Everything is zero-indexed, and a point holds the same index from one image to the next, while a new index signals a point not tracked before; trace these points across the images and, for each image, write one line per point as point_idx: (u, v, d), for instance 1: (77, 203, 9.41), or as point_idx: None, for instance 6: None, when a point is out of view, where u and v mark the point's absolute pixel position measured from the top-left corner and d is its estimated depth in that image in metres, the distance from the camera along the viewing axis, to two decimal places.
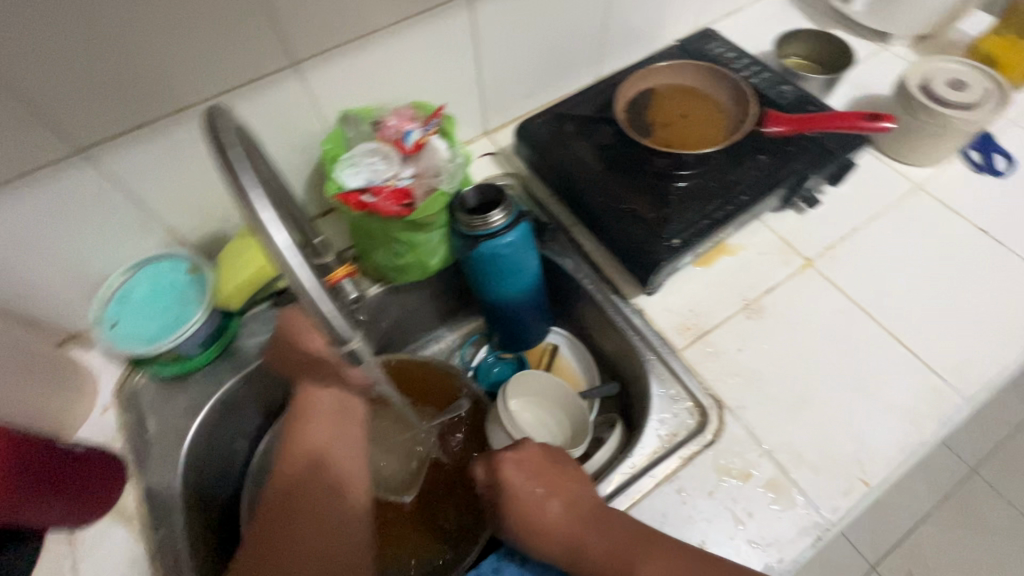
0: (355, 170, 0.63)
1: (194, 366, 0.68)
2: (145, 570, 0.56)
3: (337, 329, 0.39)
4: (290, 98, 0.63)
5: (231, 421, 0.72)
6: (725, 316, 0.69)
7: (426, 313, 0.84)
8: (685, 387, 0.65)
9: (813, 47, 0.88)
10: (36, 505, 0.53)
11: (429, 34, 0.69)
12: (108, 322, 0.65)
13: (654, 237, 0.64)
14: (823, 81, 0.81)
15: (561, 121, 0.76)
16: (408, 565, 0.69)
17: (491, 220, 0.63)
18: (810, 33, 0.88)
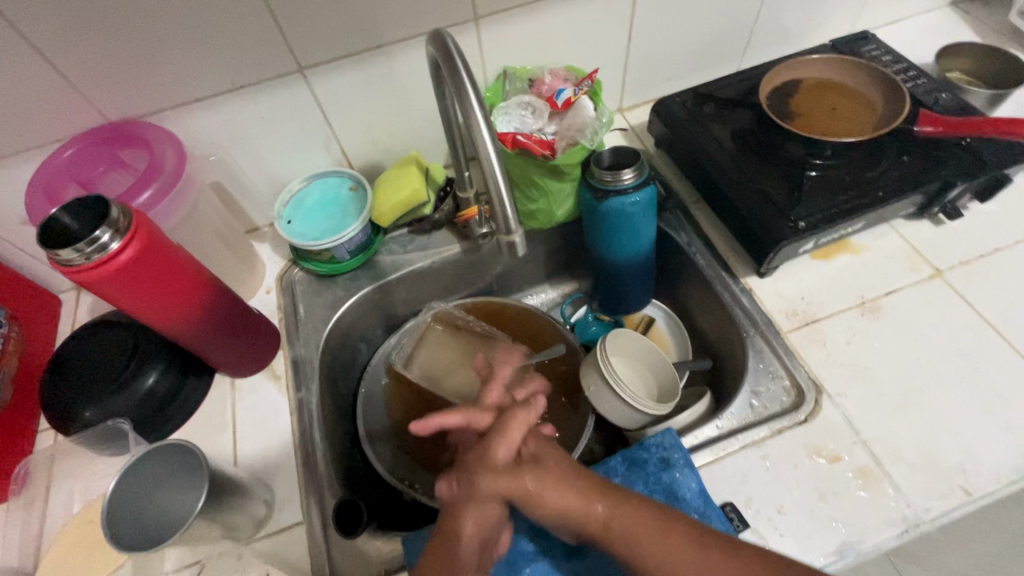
0: (507, 118, 0.71)
1: (344, 269, 0.79)
2: (286, 420, 0.68)
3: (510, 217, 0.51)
4: (464, 49, 0.72)
5: (361, 323, 0.83)
6: (838, 309, 0.69)
7: (537, 266, 0.91)
8: (786, 367, 0.66)
9: (985, 61, 0.84)
10: (220, 343, 0.66)
11: (592, 7, 0.75)
12: (285, 219, 0.77)
13: (779, 217, 0.66)
14: (986, 94, 0.78)
15: (699, 101, 0.79)
16: None
17: (622, 178, 0.68)
18: (977, 49, 0.84)
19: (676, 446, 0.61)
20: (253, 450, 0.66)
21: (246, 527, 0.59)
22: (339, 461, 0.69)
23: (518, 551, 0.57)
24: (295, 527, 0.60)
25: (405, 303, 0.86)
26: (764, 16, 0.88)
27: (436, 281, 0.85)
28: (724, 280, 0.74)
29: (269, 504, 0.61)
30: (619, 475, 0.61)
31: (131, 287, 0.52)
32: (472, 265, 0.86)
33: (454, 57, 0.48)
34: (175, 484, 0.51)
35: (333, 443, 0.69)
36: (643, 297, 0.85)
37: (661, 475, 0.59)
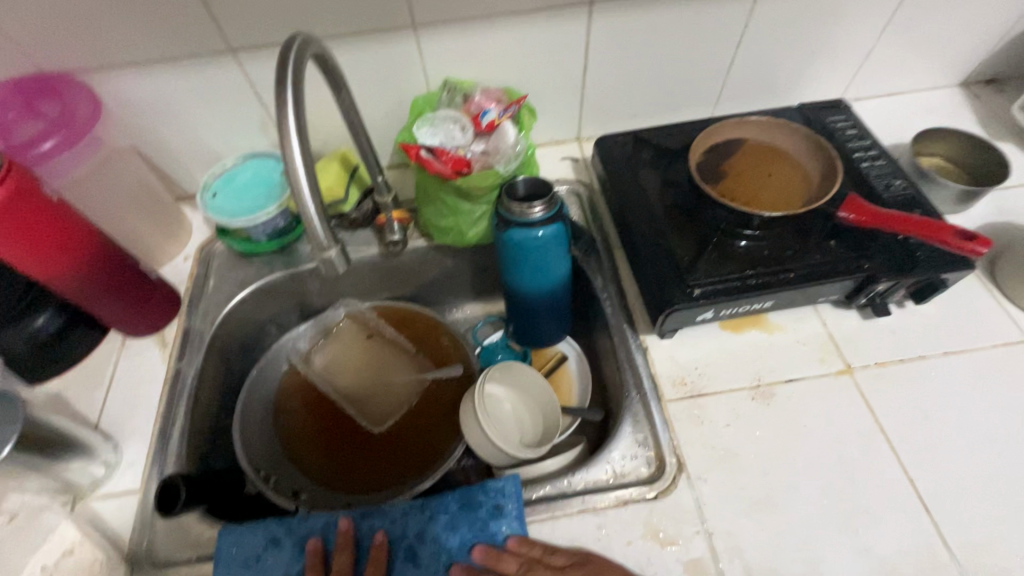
0: (432, 131, 0.70)
1: (257, 250, 0.80)
2: (158, 388, 0.69)
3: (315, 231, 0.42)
4: (403, 54, 0.72)
5: (271, 306, 0.83)
6: (729, 387, 0.65)
7: (462, 282, 0.89)
8: (654, 437, 0.62)
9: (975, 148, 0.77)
10: (105, 302, 0.67)
11: (543, 32, 0.73)
12: (210, 192, 0.78)
13: (679, 281, 0.63)
14: (951, 190, 0.72)
15: (640, 145, 0.76)
16: (352, 488, 0.73)
17: (531, 211, 0.65)
18: (959, 136, 0.77)
19: (515, 496, 0.57)
20: (119, 411, 0.67)
21: (81, 484, 0.60)
22: (202, 438, 0.69)
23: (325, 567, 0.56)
24: (129, 494, 0.61)
25: (321, 294, 0.86)
26: (737, 67, 0.84)
27: (353, 279, 0.85)
28: (623, 334, 0.70)
29: (112, 467, 0.62)
30: (448, 513, 0.58)
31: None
32: (391, 270, 0.85)
33: (287, 66, 0.43)
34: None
35: (199, 420, 0.70)
36: (556, 334, 0.82)
37: (489, 523, 0.57)
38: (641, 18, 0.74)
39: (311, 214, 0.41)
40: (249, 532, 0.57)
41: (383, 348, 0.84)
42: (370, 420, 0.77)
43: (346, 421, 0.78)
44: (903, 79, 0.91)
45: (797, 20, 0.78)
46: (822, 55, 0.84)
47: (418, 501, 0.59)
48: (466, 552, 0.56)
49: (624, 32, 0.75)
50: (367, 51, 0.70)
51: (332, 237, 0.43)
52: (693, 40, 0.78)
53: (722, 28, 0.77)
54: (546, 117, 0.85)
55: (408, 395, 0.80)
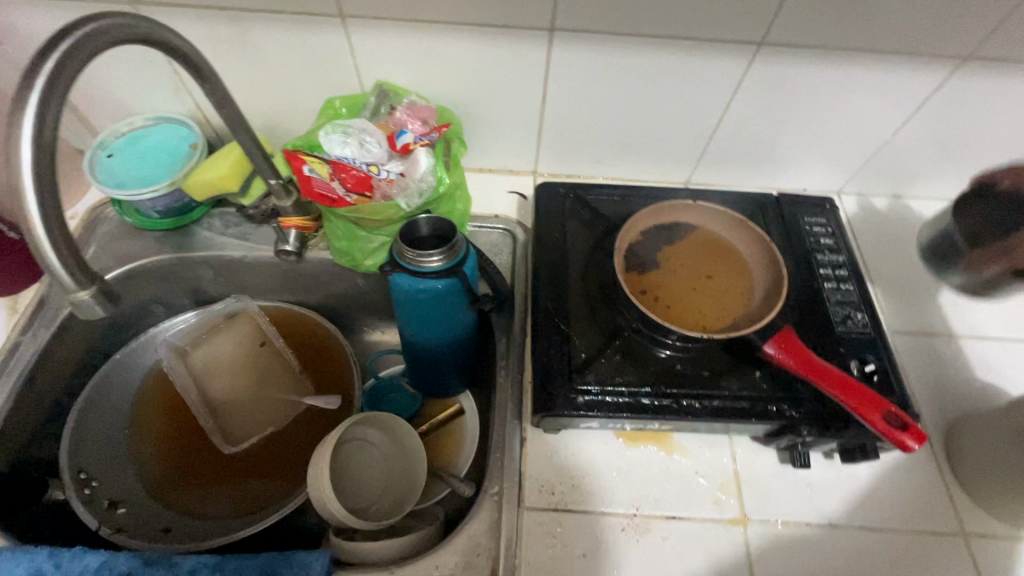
0: (342, 139, 0.59)
1: (148, 225, 0.72)
2: None
3: (47, 261, 0.33)
4: (330, 46, 0.62)
5: (156, 287, 0.75)
6: (599, 509, 0.56)
7: (373, 303, 0.81)
8: (497, 549, 0.54)
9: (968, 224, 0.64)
10: None
11: (495, 52, 0.62)
12: (106, 150, 0.71)
13: (566, 380, 0.53)
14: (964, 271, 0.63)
15: (582, 202, 0.66)
16: (183, 509, 0.66)
17: (423, 259, 0.56)
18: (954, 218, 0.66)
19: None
20: None
21: None
22: (26, 424, 0.63)
23: None
24: None
25: (217, 285, 0.79)
26: (724, 133, 0.73)
27: (253, 276, 0.77)
28: (505, 416, 0.62)
29: None
30: None
31: None
32: (294, 275, 0.77)
33: (47, 60, 0.33)
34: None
35: (28, 404, 0.63)
36: (453, 386, 0.74)
37: None
38: (611, 57, 0.63)
39: (38, 239, 0.32)
40: (10, 564, 0.51)
41: (271, 361, 0.76)
42: (226, 437, 0.71)
43: (202, 432, 0.71)
44: (917, 183, 0.78)
45: (798, 94, 0.66)
46: (825, 137, 0.72)
47: (213, 562, 0.52)
48: None
49: (592, 68, 0.64)
50: (287, 34, 0.61)
51: (70, 275, 0.34)
52: (673, 93, 0.67)
53: (709, 87, 0.66)
54: (496, 142, 0.75)
55: (279, 418, 0.73)
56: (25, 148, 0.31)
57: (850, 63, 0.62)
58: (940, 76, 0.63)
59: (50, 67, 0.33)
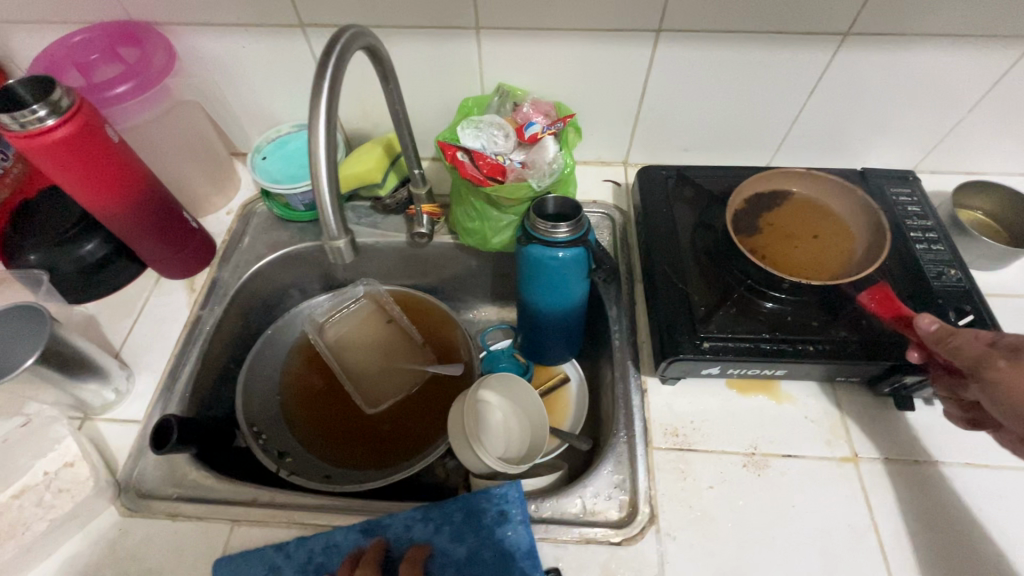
0: (476, 133, 0.69)
1: (294, 217, 0.83)
2: (179, 330, 0.74)
3: (325, 215, 0.43)
4: (462, 54, 0.72)
5: (297, 273, 0.86)
6: (721, 449, 0.63)
7: (482, 284, 0.90)
8: (633, 481, 0.61)
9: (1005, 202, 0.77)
10: (147, 248, 0.73)
11: (604, 54, 0.72)
12: (262, 154, 0.82)
13: (690, 330, 0.61)
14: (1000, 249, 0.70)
15: (682, 182, 0.74)
16: (334, 460, 0.75)
17: (555, 231, 0.65)
18: (993, 193, 0.77)
19: (518, 501, 0.58)
20: (141, 345, 0.72)
21: (93, 405, 0.65)
22: (207, 384, 0.73)
23: (289, 538, 0.58)
24: (130, 424, 0.66)
25: (345, 271, 0.89)
26: (804, 119, 0.80)
27: (378, 261, 0.88)
28: (625, 370, 0.69)
29: (122, 394, 0.67)
30: (452, 523, 0.58)
31: (62, 163, 0.59)
32: (416, 259, 0.87)
33: (324, 77, 0.42)
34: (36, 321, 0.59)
35: (208, 367, 0.74)
36: (560, 354, 0.82)
37: (494, 529, 0.57)
38: (705, 54, 0.71)
39: (323, 198, 0.42)
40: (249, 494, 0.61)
41: (395, 336, 0.86)
42: (364, 400, 0.79)
43: (343, 397, 0.81)
44: (991, 159, 0.83)
45: (878, 79, 0.73)
46: (901, 118, 0.79)
47: (419, 512, 0.58)
48: (474, 561, 0.56)
49: (686, 65, 0.73)
50: (428, 45, 0.71)
51: (343, 227, 0.44)
52: (759, 84, 0.75)
53: (792, 76, 0.74)
54: (594, 136, 0.84)
55: (408, 385, 0.81)
56: (320, 131, 0.42)
57: (928, 47, 0.69)
58: (1014, 56, 0.69)
59: (328, 69, 0.43)
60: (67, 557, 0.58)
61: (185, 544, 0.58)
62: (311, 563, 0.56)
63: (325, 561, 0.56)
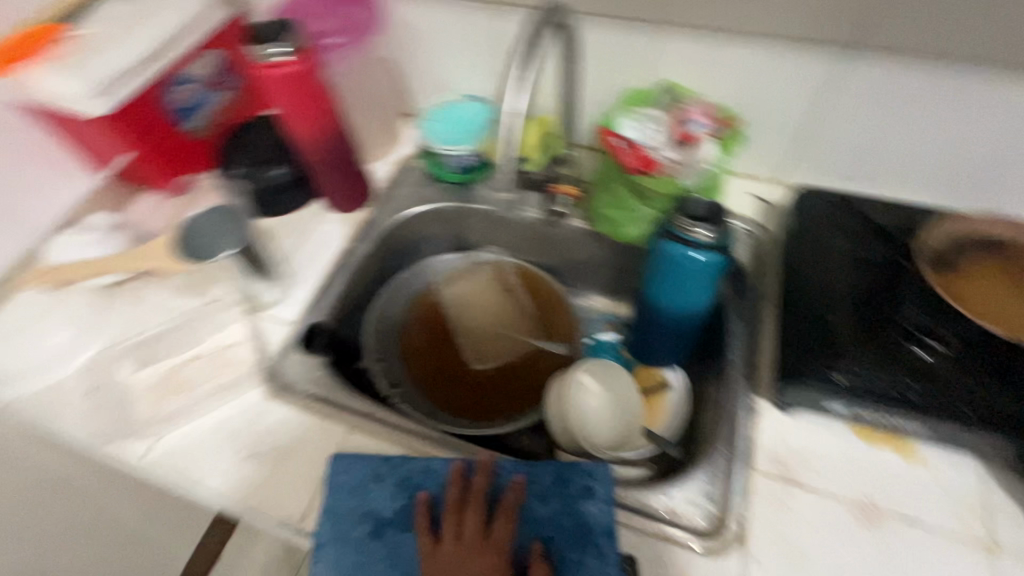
0: (635, 124, 0.71)
1: (444, 177, 0.90)
2: (334, 256, 0.84)
3: None
4: (637, 46, 0.74)
5: (435, 228, 0.94)
6: (829, 491, 0.59)
7: (600, 274, 0.91)
8: (726, 497, 0.59)
9: None
10: (322, 179, 0.83)
11: (786, 63, 0.69)
12: (427, 115, 0.89)
13: (821, 358, 0.60)
14: None
15: (843, 211, 0.72)
16: (436, 401, 0.82)
17: (694, 232, 0.66)
18: None
19: (606, 482, 0.60)
20: (301, 261, 0.83)
21: (259, 301, 0.77)
22: (346, 307, 0.83)
23: (393, 454, 0.64)
24: (283, 324, 0.76)
25: (474, 236, 0.94)
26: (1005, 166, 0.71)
27: (508, 232, 0.92)
28: (738, 387, 0.67)
29: (281, 298, 0.78)
30: (539, 484, 0.60)
31: (288, 88, 0.70)
32: (544, 238, 0.90)
33: None
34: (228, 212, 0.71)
35: (349, 293, 0.83)
36: (666, 359, 0.81)
37: (579, 501, 0.59)
38: (896, 75, 0.67)
39: None
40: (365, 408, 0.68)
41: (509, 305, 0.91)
42: (473, 355, 0.87)
43: (454, 348, 0.88)
44: None
45: None
46: None
47: (512, 465, 0.62)
48: (554, 525, 0.58)
49: (871, 84, 0.68)
50: (607, 33, 0.74)
51: None
52: (953, 116, 0.68)
53: (998, 112, 0.66)
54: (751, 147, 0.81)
55: (512, 353, 0.87)
56: None
57: None
58: None
59: None
60: (219, 419, 0.69)
61: (309, 435, 0.67)
62: (408, 481, 0.62)
63: (420, 482, 0.61)
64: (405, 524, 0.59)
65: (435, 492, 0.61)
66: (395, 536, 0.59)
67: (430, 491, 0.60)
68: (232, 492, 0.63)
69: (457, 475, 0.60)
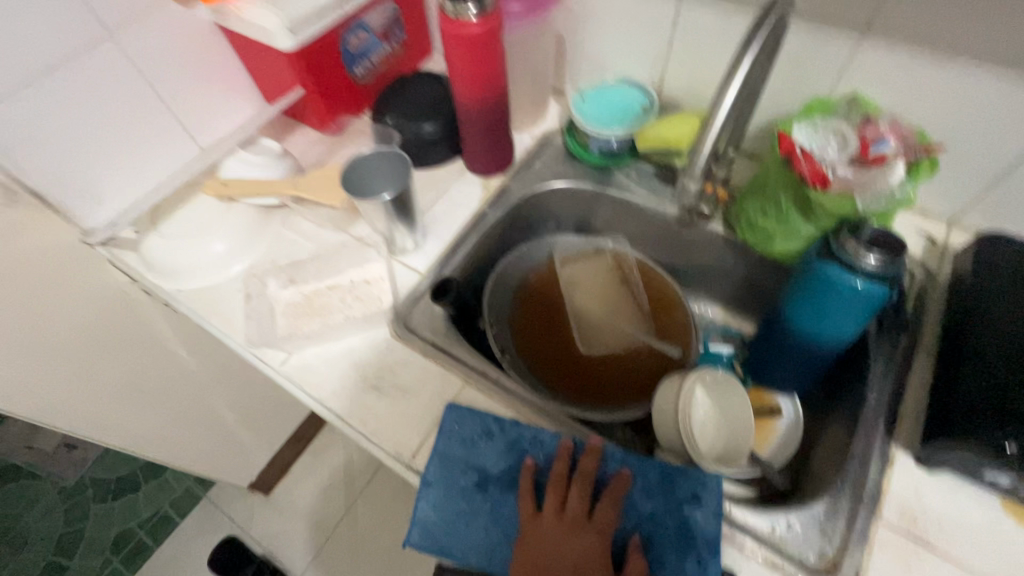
0: (810, 134, 0.68)
1: (584, 158, 0.90)
2: (469, 216, 0.86)
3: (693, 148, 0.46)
4: (831, 53, 0.69)
5: (565, 207, 0.94)
6: (966, 565, 0.54)
7: (725, 283, 0.88)
8: (844, 541, 0.56)
9: None
10: (471, 141, 0.86)
11: (1008, 95, 0.62)
12: (581, 94, 0.89)
13: (993, 420, 0.53)
14: None
15: None
16: (539, 375, 0.83)
17: (862, 258, 0.61)
18: None
19: (715, 492, 0.58)
20: (437, 216, 0.86)
21: (396, 245, 0.81)
22: (470, 268, 0.85)
23: (504, 416, 0.66)
24: (414, 272, 0.80)
25: (603, 222, 0.94)
26: None
27: (637, 224, 0.91)
28: (873, 431, 0.62)
29: (416, 247, 0.82)
30: (645, 479, 0.60)
31: (459, 55, 0.73)
32: (674, 235, 0.88)
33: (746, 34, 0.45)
34: (386, 157, 0.75)
35: (476, 254, 0.85)
36: (786, 384, 0.78)
37: (683, 505, 0.58)
38: None
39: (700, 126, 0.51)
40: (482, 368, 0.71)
41: (624, 296, 0.90)
42: (583, 340, 0.86)
43: (563, 328, 0.88)
44: None
45: None
46: None
47: (621, 454, 0.62)
48: (655, 522, 0.58)
49: None
50: (800, 34, 0.69)
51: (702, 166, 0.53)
52: None
53: None
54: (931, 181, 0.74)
55: (622, 344, 0.86)
56: None
57: None
58: None
59: None
60: (347, 347, 0.74)
61: (427, 380, 0.70)
62: (517, 445, 0.64)
63: (528, 448, 0.63)
64: (509, 484, 0.62)
65: (541, 461, 0.63)
66: (498, 493, 0.61)
67: (536, 460, 0.62)
68: (352, 415, 0.68)
69: (565, 450, 0.61)
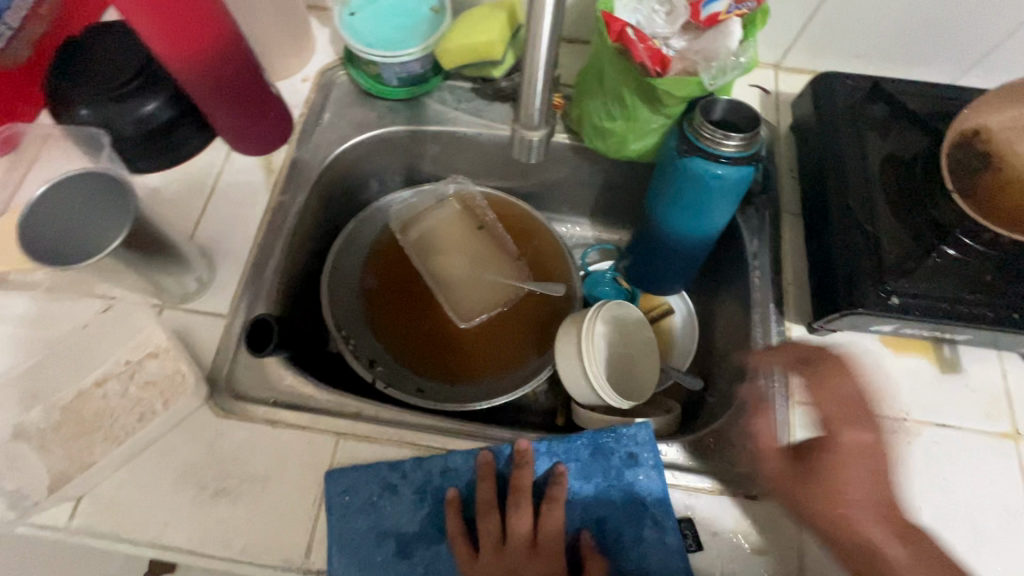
0: (634, 6, 0.57)
1: (383, 93, 0.70)
2: (261, 216, 0.64)
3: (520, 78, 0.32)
4: None
5: (382, 160, 0.75)
6: (870, 411, 0.57)
7: (585, 196, 0.80)
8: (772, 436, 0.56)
9: None
10: (219, 112, 0.61)
11: None
12: (350, 9, 0.67)
13: (874, 278, 0.53)
14: None
15: (871, 96, 0.63)
16: (424, 372, 0.71)
17: (723, 141, 0.53)
18: None
19: (649, 444, 0.53)
20: (217, 229, 0.63)
21: (172, 292, 0.58)
22: (291, 281, 0.66)
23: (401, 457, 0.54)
24: (215, 318, 0.59)
25: (434, 165, 0.78)
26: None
27: (473, 158, 0.76)
28: (767, 313, 0.61)
29: (204, 284, 0.60)
30: (577, 460, 0.54)
31: None
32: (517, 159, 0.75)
33: None
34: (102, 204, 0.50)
35: (292, 261, 0.65)
36: (670, 285, 0.74)
37: (624, 472, 0.53)
38: None
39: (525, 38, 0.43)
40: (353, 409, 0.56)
41: (486, 243, 0.75)
42: (459, 312, 0.72)
43: (430, 306, 0.74)
44: None
45: None
46: None
47: (544, 444, 0.54)
48: (601, 500, 0.52)
49: None
50: None
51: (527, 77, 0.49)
52: None
53: None
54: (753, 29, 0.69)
55: (501, 301, 0.73)
56: None
57: None
58: None
59: None
60: (160, 453, 0.53)
61: (287, 452, 0.54)
62: (428, 486, 0.52)
63: (443, 483, 0.52)
64: (435, 535, 0.51)
65: (463, 490, 0.53)
66: (426, 551, 0.50)
67: (457, 491, 0.52)
68: (205, 540, 0.51)
69: (483, 471, 0.52)
